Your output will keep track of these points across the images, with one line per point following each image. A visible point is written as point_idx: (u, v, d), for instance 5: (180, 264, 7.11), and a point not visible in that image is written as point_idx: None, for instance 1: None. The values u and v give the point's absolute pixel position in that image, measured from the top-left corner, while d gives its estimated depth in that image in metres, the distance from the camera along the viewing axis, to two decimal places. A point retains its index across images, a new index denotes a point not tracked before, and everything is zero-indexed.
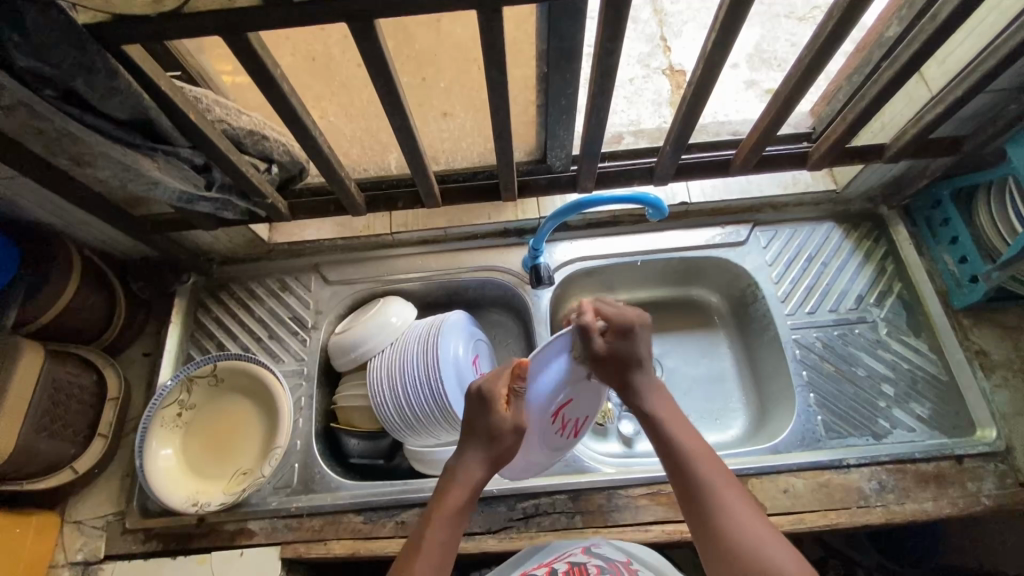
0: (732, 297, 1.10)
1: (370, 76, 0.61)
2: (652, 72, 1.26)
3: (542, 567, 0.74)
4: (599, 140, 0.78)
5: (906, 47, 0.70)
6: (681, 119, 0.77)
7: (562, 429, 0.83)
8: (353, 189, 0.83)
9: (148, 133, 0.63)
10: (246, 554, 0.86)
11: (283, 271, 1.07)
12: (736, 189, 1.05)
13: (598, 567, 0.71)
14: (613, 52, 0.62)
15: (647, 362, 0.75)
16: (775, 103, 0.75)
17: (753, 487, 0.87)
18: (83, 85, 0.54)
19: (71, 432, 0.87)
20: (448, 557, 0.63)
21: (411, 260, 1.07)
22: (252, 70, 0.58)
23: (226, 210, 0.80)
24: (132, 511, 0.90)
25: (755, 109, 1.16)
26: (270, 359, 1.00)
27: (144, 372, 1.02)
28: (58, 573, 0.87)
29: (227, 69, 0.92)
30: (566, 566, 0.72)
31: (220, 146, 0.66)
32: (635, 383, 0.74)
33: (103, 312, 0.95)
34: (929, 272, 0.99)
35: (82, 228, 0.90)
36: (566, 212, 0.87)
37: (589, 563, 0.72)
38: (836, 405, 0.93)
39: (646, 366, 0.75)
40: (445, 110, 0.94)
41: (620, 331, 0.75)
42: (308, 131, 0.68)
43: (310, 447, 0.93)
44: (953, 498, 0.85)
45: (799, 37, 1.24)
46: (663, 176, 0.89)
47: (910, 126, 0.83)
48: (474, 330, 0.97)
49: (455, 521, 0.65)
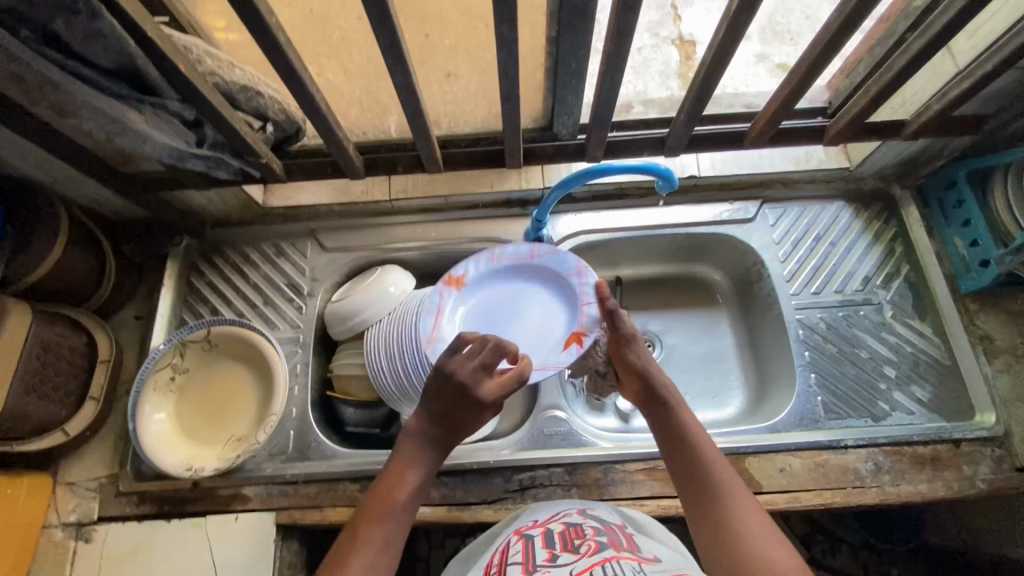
0: (736, 275, 1.08)
1: (372, 28, 0.57)
2: (660, 42, 1.21)
3: (537, 527, 0.69)
4: (609, 108, 0.74)
5: (938, 18, 0.66)
6: (697, 88, 0.72)
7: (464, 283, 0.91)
8: (352, 152, 0.80)
9: (135, 83, 0.60)
10: (240, 519, 0.86)
11: (278, 236, 1.04)
12: (747, 164, 1.02)
13: (593, 529, 0.66)
14: (632, 9, 0.57)
15: (648, 352, 0.76)
16: (795, 75, 0.72)
17: (749, 465, 0.87)
18: (64, 26, 0.50)
19: (62, 394, 0.86)
20: (406, 518, 0.63)
21: (409, 228, 1.04)
22: (244, 16, 0.54)
23: (219, 169, 0.77)
24: (126, 473, 0.90)
25: (767, 83, 1.12)
26: (266, 325, 0.98)
27: (137, 335, 1.00)
28: (52, 533, 0.87)
29: (222, 25, 0.87)
30: (561, 527, 0.68)
31: (212, 101, 0.62)
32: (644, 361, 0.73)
33: (93, 273, 0.92)
34: (938, 255, 0.97)
35: (71, 185, 0.86)
36: (572, 182, 0.84)
37: (585, 525, 0.67)
38: (836, 386, 0.92)
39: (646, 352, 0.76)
40: (449, 70, 0.88)
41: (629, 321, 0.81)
42: (304, 85, 0.64)
43: (306, 415, 0.93)
44: (948, 481, 0.85)
45: (814, 9, 1.19)
46: (675, 147, 0.85)
47: (935, 102, 0.79)
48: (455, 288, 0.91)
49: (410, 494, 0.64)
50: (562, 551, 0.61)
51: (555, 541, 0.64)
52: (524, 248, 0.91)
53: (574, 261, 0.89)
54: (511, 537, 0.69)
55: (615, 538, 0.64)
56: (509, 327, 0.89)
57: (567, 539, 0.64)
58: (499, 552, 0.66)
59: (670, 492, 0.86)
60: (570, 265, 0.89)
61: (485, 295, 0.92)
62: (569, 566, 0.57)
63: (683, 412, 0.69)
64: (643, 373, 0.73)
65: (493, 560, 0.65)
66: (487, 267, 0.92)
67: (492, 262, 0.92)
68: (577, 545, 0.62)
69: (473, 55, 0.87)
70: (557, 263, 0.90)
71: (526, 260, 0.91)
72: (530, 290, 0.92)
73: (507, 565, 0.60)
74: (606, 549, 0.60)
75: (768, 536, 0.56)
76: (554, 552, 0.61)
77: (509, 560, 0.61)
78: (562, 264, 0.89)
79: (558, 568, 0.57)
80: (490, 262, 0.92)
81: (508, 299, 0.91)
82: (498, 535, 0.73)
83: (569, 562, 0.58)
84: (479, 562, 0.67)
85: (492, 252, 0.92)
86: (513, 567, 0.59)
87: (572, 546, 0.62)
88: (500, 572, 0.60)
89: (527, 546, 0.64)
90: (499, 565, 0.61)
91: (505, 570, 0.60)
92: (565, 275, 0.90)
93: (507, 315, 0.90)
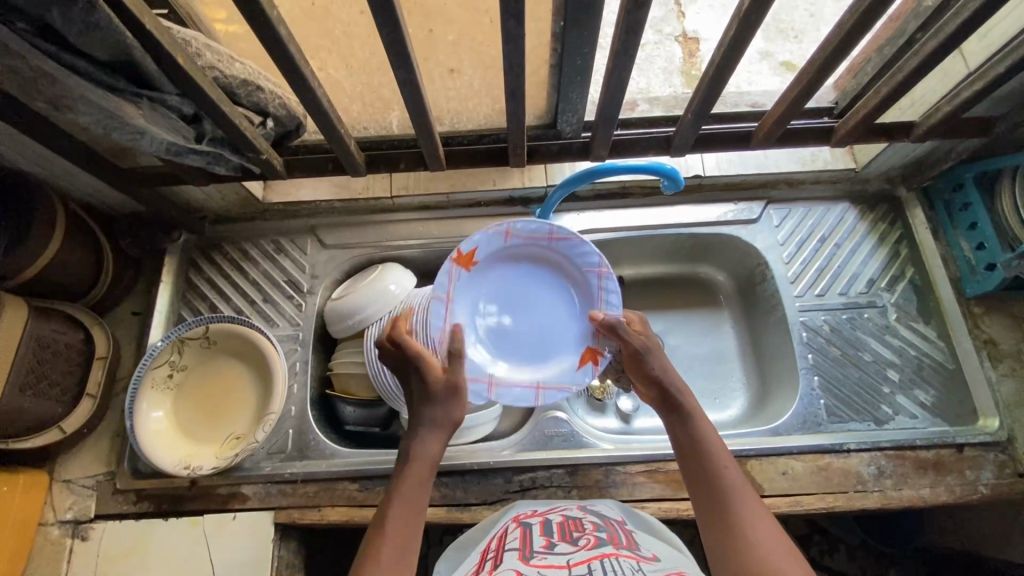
0: (739, 276, 1.08)
1: (375, 23, 0.56)
2: (664, 38, 1.19)
3: (536, 517, 0.70)
4: (614, 105, 0.73)
5: (950, 19, 0.65)
6: (704, 89, 0.71)
7: (475, 261, 0.82)
8: (353, 149, 0.79)
9: (132, 76, 0.58)
10: (239, 518, 0.86)
11: (277, 232, 1.03)
12: (752, 164, 1.00)
13: (593, 524, 0.66)
14: (641, 6, 0.55)
15: (667, 361, 0.73)
16: (804, 76, 0.71)
17: (752, 468, 0.86)
18: (58, 17, 0.49)
19: (59, 391, 0.85)
20: (414, 520, 0.61)
21: (410, 226, 1.03)
22: (246, 10, 0.53)
23: (218, 164, 0.76)
24: (124, 471, 0.89)
25: (770, 82, 1.11)
26: (264, 323, 0.97)
27: (134, 331, 0.99)
28: (48, 531, 0.86)
29: (220, 16, 0.84)
30: (561, 519, 0.69)
31: (212, 95, 0.61)
32: (657, 372, 0.71)
33: (90, 269, 0.91)
34: (943, 257, 0.97)
35: (68, 179, 0.85)
36: (578, 181, 0.84)
37: (584, 520, 0.68)
38: (839, 389, 0.92)
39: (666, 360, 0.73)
40: (452, 65, 0.86)
41: (639, 324, 0.79)
42: (305, 80, 0.63)
43: (305, 414, 0.92)
44: (950, 485, 0.85)
45: (818, 7, 1.18)
46: (681, 147, 0.84)
47: (944, 104, 0.78)
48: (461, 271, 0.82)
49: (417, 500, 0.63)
50: (560, 540, 0.61)
51: (553, 531, 0.65)
52: (543, 227, 0.81)
53: (597, 257, 0.82)
54: (510, 525, 0.69)
55: (614, 534, 0.63)
56: (518, 318, 0.85)
57: (565, 531, 0.64)
58: (497, 539, 0.66)
59: (672, 494, 0.85)
60: (593, 261, 0.82)
61: (494, 273, 0.84)
62: (567, 555, 0.57)
63: (698, 419, 0.68)
64: (657, 383, 0.70)
65: (490, 546, 0.65)
66: (498, 244, 0.82)
67: (504, 237, 0.82)
68: (576, 537, 0.62)
69: (477, 50, 0.85)
70: (577, 250, 0.82)
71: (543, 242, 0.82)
72: (543, 276, 0.85)
73: (505, 550, 0.61)
74: (605, 545, 0.59)
75: (777, 546, 0.55)
76: (552, 541, 0.62)
77: (507, 546, 0.61)
78: (585, 259, 0.82)
79: (556, 556, 0.57)
80: (504, 238, 0.82)
81: (516, 285, 0.85)
82: (495, 524, 0.73)
83: (567, 551, 0.58)
84: (477, 546, 0.68)
85: (507, 225, 0.81)
86: (511, 553, 0.60)
87: (571, 537, 0.62)
88: (497, 556, 0.60)
89: (525, 534, 0.64)
90: (496, 550, 0.62)
91: (503, 555, 0.60)
92: (583, 269, 0.83)
93: (515, 306, 0.85)
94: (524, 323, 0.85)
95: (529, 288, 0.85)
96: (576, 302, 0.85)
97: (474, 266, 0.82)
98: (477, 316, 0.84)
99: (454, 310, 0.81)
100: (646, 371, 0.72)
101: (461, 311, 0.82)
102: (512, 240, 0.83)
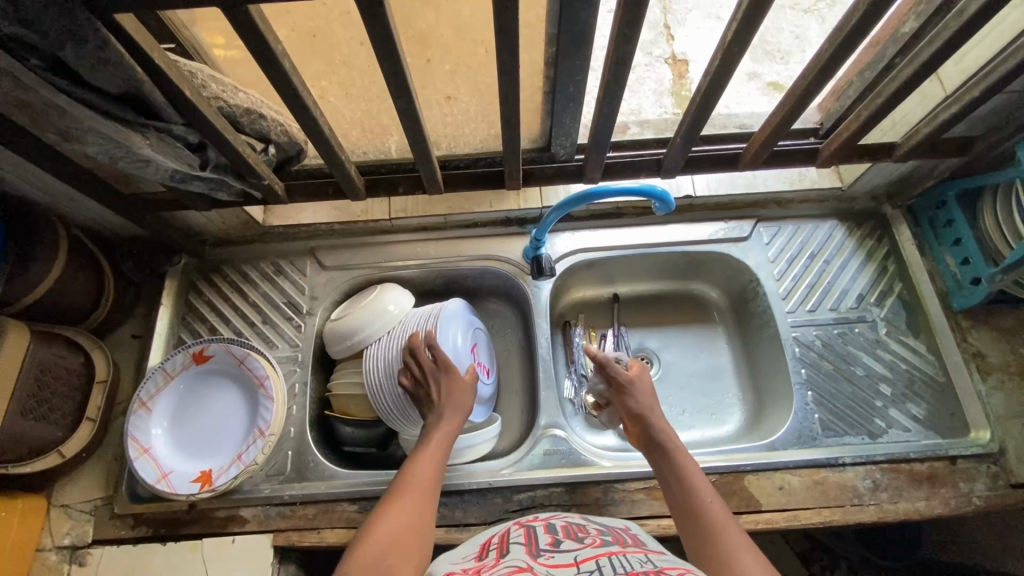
0: (732, 292, 1.10)
1: (376, 58, 0.57)
2: (653, 61, 1.23)
3: (539, 521, 0.70)
4: (606, 131, 0.75)
5: (927, 46, 0.68)
6: (693, 112, 0.73)
7: (195, 470, 0.87)
8: (354, 174, 0.81)
9: (140, 108, 0.60)
10: (236, 542, 0.85)
11: (277, 255, 1.05)
12: (742, 184, 1.03)
13: (597, 529, 0.66)
14: (630, 38, 0.58)
15: (651, 397, 0.82)
16: (789, 100, 0.73)
17: (749, 484, 0.87)
18: (73, 55, 0.50)
19: (59, 415, 0.85)
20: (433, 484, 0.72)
21: (409, 246, 1.05)
22: (251, 45, 0.54)
23: (220, 189, 0.78)
24: (121, 495, 0.89)
25: (757, 102, 1.15)
26: (264, 344, 0.98)
27: (134, 354, 1.00)
28: (45, 557, 0.86)
29: (219, 41, 0.90)
30: (563, 523, 0.68)
31: (217, 125, 0.63)
32: (636, 408, 0.81)
33: (91, 294, 0.92)
34: (930, 272, 0.99)
35: (70, 204, 0.86)
36: (572, 203, 0.85)
37: (589, 525, 0.68)
38: (833, 404, 0.93)
39: (648, 401, 0.81)
40: (448, 92, 0.91)
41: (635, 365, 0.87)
42: (307, 111, 0.65)
43: (304, 435, 0.92)
44: (945, 498, 0.86)
45: (802, 30, 1.22)
46: (671, 168, 0.86)
47: (922, 126, 0.82)
48: (190, 465, 0.87)
49: (433, 487, 0.71)
50: (564, 538, 0.62)
51: (558, 530, 0.65)
52: (143, 469, 0.84)
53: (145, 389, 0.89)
54: (512, 524, 0.69)
55: (620, 537, 0.64)
56: (213, 409, 0.91)
57: (570, 531, 0.65)
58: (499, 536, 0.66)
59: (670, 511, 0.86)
60: (153, 385, 0.89)
61: (197, 451, 0.89)
62: (573, 552, 0.57)
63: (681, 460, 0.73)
64: (641, 418, 0.79)
65: (491, 539, 0.65)
66: (157, 459, 0.86)
67: (166, 470, 0.86)
68: (581, 537, 0.63)
69: (473, 80, 0.91)
70: (151, 429, 0.88)
71: (146, 455, 0.86)
72: (184, 405, 0.91)
73: (510, 543, 0.62)
74: (612, 545, 0.60)
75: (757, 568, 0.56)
76: (556, 539, 0.62)
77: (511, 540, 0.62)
78: (154, 385, 0.90)
79: (563, 553, 0.57)
80: (167, 466, 0.86)
81: (195, 423, 0.90)
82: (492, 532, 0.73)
83: (572, 549, 0.58)
84: (478, 540, 0.68)
85: (156, 481, 0.84)
86: (518, 547, 0.60)
87: (575, 535, 0.63)
88: (502, 548, 0.61)
89: (529, 531, 0.65)
90: (500, 543, 0.63)
91: (509, 548, 0.61)
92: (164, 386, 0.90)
93: (209, 412, 0.91)
94: (205, 403, 0.92)
95: (185, 419, 0.90)
96: (181, 384, 0.92)
97: (194, 466, 0.87)
98: (227, 426, 0.90)
99: (225, 454, 0.88)
100: (629, 405, 0.82)
101: (228, 445, 0.89)
102: (155, 450, 0.87)
